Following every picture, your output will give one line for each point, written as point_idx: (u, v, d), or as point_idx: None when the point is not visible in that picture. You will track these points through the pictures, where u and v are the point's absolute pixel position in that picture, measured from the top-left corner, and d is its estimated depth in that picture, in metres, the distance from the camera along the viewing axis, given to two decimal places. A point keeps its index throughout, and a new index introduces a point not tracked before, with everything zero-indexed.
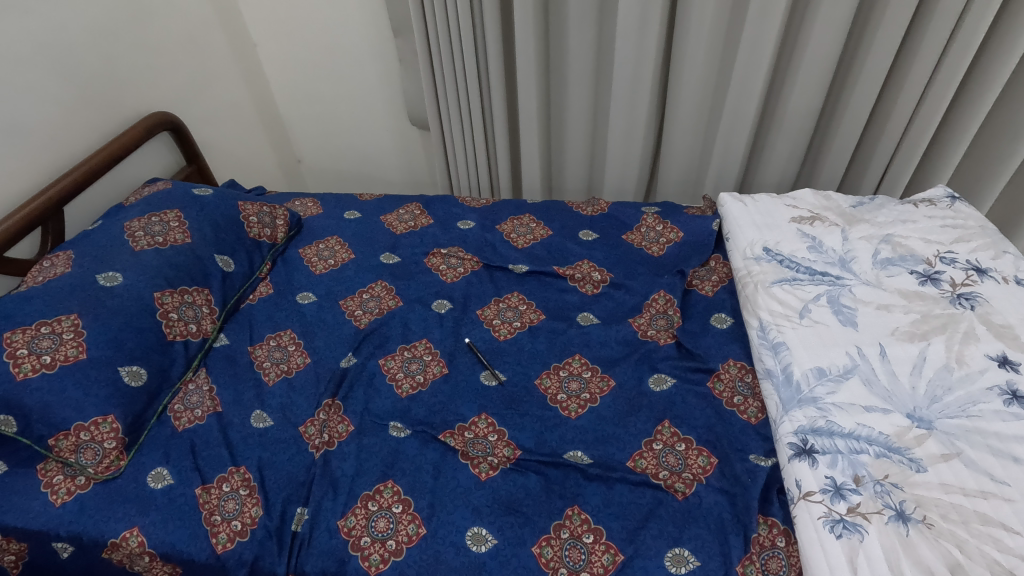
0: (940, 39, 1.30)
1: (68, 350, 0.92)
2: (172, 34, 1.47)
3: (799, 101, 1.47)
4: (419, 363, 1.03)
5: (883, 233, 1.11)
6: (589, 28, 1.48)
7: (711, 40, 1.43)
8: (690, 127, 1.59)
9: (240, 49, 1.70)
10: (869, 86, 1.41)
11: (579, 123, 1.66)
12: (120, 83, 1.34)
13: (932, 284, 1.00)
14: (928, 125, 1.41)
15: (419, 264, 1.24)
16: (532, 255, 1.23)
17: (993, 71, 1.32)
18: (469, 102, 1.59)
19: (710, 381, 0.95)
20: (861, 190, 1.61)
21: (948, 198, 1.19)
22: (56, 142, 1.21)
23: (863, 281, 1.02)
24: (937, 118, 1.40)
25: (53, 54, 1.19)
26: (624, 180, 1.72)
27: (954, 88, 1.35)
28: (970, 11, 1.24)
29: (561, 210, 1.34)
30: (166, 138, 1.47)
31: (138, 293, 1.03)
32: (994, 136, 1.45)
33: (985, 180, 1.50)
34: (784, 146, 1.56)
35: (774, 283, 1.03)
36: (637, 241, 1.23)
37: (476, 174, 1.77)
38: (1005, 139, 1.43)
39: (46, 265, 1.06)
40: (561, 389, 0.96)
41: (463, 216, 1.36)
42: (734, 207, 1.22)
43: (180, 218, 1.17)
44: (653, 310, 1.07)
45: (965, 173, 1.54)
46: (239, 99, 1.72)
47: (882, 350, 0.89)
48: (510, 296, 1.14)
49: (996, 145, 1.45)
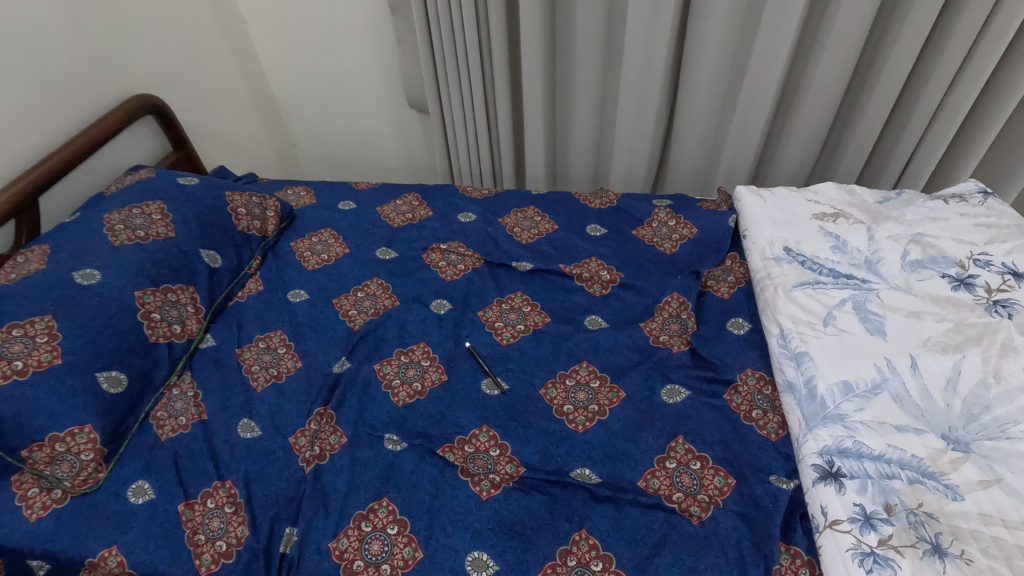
0: (976, 22, 1.21)
1: (42, 355, 0.86)
2: (157, 11, 1.39)
3: (820, 90, 1.39)
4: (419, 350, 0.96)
5: (911, 232, 1.04)
6: (598, 9, 1.39)
7: (728, 24, 1.34)
8: (704, 116, 1.51)
9: (230, 28, 1.61)
10: (895, 72, 1.33)
11: (587, 110, 1.58)
12: (100, 63, 1.26)
13: (965, 289, 0.93)
14: (958, 113, 1.32)
15: (417, 260, 1.17)
16: (536, 251, 1.17)
17: None
18: (470, 85, 1.51)
19: (727, 393, 0.89)
20: (881, 182, 1.53)
21: (979, 194, 1.12)
22: (32, 128, 1.14)
23: (890, 285, 0.96)
24: (968, 105, 1.31)
25: (27, 32, 1.11)
26: (632, 169, 1.64)
27: (988, 74, 1.26)
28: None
29: (567, 203, 1.27)
30: (151, 123, 1.39)
31: (118, 292, 0.96)
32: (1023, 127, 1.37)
33: (1010, 175, 1.43)
34: (802, 137, 1.48)
35: (795, 286, 0.97)
36: (648, 237, 1.17)
37: (478, 162, 1.70)
38: None
39: (20, 261, 0.98)
40: (568, 400, 0.90)
41: (464, 208, 1.29)
42: (752, 202, 1.15)
43: (164, 210, 1.10)
44: (666, 313, 1.00)
45: (990, 166, 1.47)
46: (228, 80, 1.63)
47: (912, 362, 0.84)
48: (513, 296, 1.07)
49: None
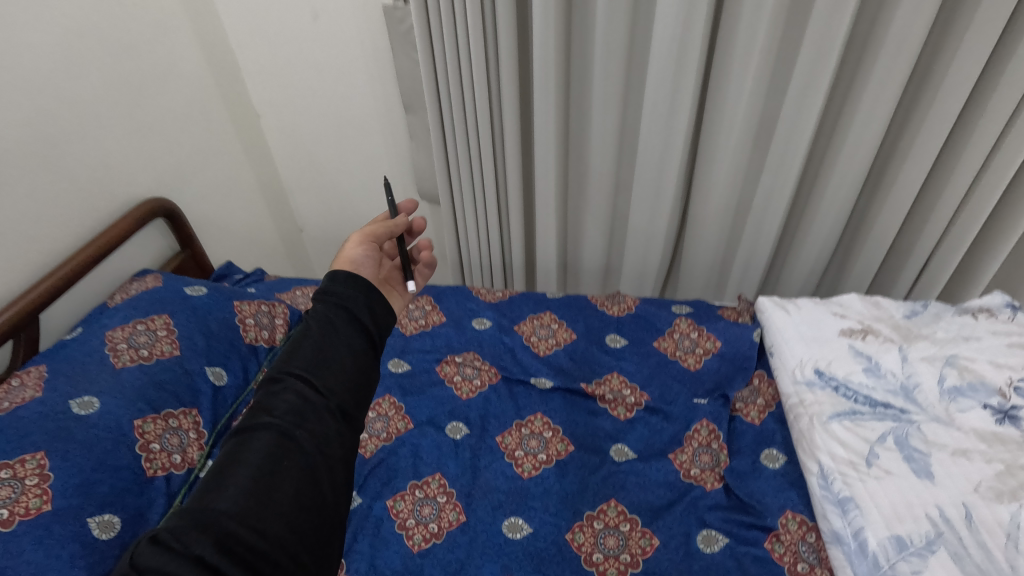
0: (1003, 115, 1.17)
1: (30, 501, 0.80)
2: (171, 112, 1.37)
3: (837, 193, 1.36)
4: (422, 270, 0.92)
5: (944, 353, 1.01)
6: (613, 108, 1.36)
7: (746, 121, 1.31)
8: (718, 213, 1.48)
9: (242, 120, 1.60)
10: (910, 182, 1.30)
11: (600, 203, 1.55)
12: (116, 168, 1.24)
13: (1011, 422, 0.90)
14: (975, 220, 1.30)
15: (431, 374, 1.12)
16: (554, 365, 1.13)
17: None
18: (483, 181, 1.51)
19: (768, 542, 0.83)
20: (897, 283, 1.49)
21: (1007, 308, 1.10)
22: (39, 240, 1.10)
23: (931, 416, 0.92)
24: (984, 214, 1.29)
25: (40, 148, 1.09)
26: (647, 262, 1.62)
27: (997, 195, 1.25)
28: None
29: (584, 309, 1.24)
30: (161, 224, 1.37)
31: (116, 423, 0.92)
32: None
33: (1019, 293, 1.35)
34: (817, 238, 1.45)
35: (831, 417, 0.92)
36: (670, 350, 1.13)
37: (489, 252, 1.68)
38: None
39: (15, 386, 0.95)
40: (597, 548, 0.84)
41: (478, 312, 1.26)
42: (776, 315, 1.11)
43: (169, 325, 1.07)
44: (695, 443, 0.96)
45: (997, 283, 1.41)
46: (238, 173, 1.61)
47: (966, 513, 0.79)
48: (532, 419, 1.02)
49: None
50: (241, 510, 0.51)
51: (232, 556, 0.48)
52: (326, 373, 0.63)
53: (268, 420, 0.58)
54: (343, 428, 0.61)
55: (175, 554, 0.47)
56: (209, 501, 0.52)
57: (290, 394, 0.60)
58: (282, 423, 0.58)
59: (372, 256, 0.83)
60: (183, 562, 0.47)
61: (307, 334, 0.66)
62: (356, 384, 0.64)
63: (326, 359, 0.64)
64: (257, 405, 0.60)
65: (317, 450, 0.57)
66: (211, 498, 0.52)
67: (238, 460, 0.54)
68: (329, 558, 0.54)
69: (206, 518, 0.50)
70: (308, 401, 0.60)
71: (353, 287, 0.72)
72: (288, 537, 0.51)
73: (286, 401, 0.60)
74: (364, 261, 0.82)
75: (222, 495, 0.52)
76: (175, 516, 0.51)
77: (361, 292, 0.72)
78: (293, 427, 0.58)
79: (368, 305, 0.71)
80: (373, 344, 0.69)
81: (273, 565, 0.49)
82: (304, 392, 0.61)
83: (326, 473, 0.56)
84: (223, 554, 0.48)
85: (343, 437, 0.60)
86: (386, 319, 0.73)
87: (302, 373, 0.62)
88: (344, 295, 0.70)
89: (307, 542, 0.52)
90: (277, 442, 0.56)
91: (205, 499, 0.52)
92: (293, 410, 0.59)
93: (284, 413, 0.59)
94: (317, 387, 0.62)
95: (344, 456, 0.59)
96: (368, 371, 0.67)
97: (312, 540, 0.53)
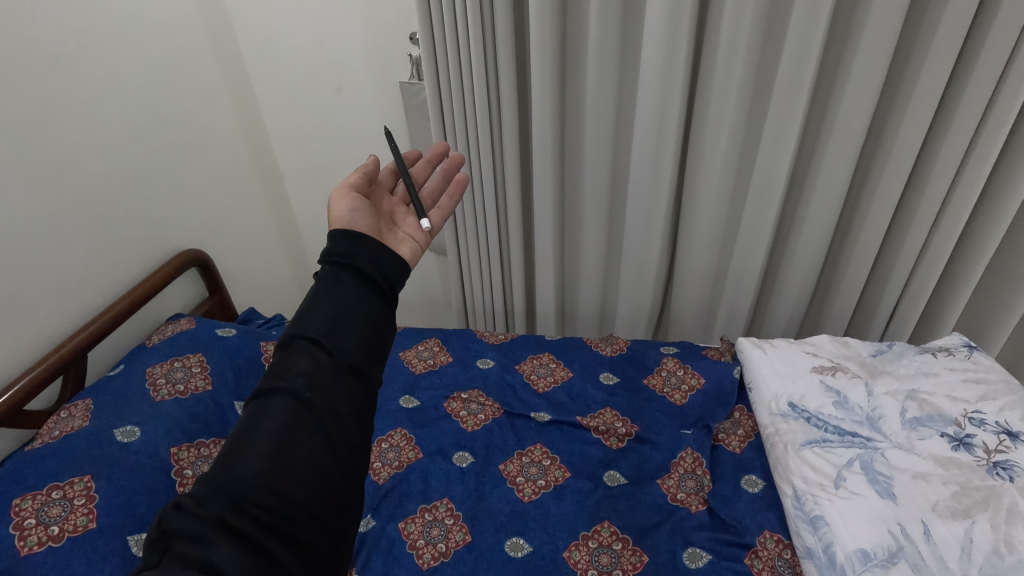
0: (943, 183, 1.27)
1: (77, 519, 0.89)
2: (207, 173, 1.52)
3: (805, 249, 1.48)
4: (444, 205, 0.90)
5: (906, 388, 1.11)
6: (603, 171, 1.51)
7: (721, 183, 1.45)
8: (702, 264, 1.61)
9: (268, 180, 1.76)
10: (869, 241, 1.41)
11: (593, 255, 1.68)
12: (158, 223, 1.39)
13: (966, 449, 0.99)
14: (928, 280, 1.38)
15: (439, 409, 1.22)
16: (552, 401, 1.23)
17: (986, 235, 1.30)
18: (487, 234, 1.65)
19: (748, 558, 0.91)
20: (867, 336, 1.57)
21: (965, 347, 1.19)
22: (89, 287, 1.24)
23: (894, 444, 1.01)
24: (936, 274, 1.37)
25: (94, 208, 1.23)
26: (638, 310, 1.74)
27: (948, 253, 1.33)
28: (974, 150, 1.21)
29: (580, 350, 1.36)
30: (193, 274, 1.51)
31: (154, 449, 1.01)
32: (989, 298, 1.41)
33: (983, 337, 1.44)
34: (792, 290, 1.57)
35: (804, 444, 1.01)
36: (658, 386, 1.24)
37: (492, 300, 1.80)
38: (1000, 301, 1.38)
39: (64, 416, 1.06)
40: (592, 565, 0.92)
41: (482, 353, 1.37)
42: (754, 354, 1.22)
43: (203, 362, 1.19)
44: (681, 470, 1.05)
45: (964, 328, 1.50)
46: (262, 227, 1.76)
47: (925, 529, 0.87)
48: (533, 449, 1.12)
49: (993, 307, 1.41)
50: (262, 480, 0.47)
51: (263, 526, 0.46)
52: (338, 332, 0.57)
53: (282, 385, 0.53)
54: (359, 388, 0.56)
55: (200, 523, 0.45)
56: (230, 467, 0.48)
57: (304, 356, 0.55)
58: (300, 386, 0.53)
59: (361, 209, 0.75)
60: (209, 532, 0.44)
61: (315, 292, 0.61)
62: (370, 343, 0.59)
63: (340, 313, 0.59)
64: (271, 368, 0.55)
65: (334, 413, 0.53)
66: (229, 469, 0.48)
67: (254, 428, 0.50)
68: (356, 520, 0.52)
69: (226, 489, 0.46)
70: (321, 363, 0.55)
71: (358, 242, 0.66)
72: (313, 503, 0.48)
73: (299, 364, 0.55)
74: (354, 217, 0.74)
75: (241, 463, 0.48)
76: (196, 484, 0.48)
77: (366, 248, 0.66)
78: (308, 392, 0.53)
79: (376, 258, 0.66)
80: (387, 297, 0.64)
81: (300, 529, 0.47)
82: (318, 355, 0.56)
83: (344, 438, 0.52)
84: (247, 524, 0.45)
85: (361, 398, 0.56)
86: (399, 271, 0.68)
87: (313, 334, 0.57)
88: (348, 250, 0.64)
89: (332, 506, 0.49)
90: (292, 409, 0.52)
91: (228, 467, 0.48)
92: (308, 372, 0.54)
93: (301, 376, 0.54)
94: (330, 348, 0.56)
95: (363, 419, 0.55)
96: (385, 327, 0.62)
97: (336, 505, 0.50)
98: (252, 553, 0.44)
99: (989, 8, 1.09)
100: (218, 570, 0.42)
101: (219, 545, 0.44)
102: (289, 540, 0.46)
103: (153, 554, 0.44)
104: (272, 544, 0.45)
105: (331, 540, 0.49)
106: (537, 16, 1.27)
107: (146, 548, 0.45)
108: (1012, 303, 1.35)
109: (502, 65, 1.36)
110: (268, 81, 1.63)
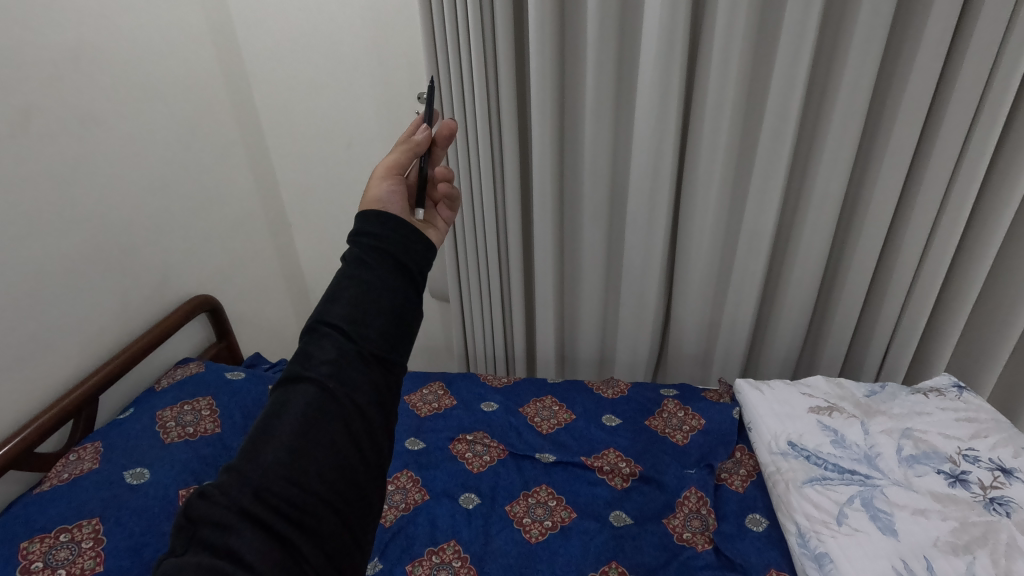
0: (922, 230, 1.34)
1: (85, 562, 0.88)
2: (220, 223, 1.58)
3: (796, 294, 1.54)
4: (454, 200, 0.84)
5: (901, 427, 1.14)
6: (601, 221, 1.58)
7: (714, 230, 1.52)
8: (697, 310, 1.66)
9: (276, 230, 1.82)
10: (857, 286, 1.47)
11: (593, 300, 1.73)
12: (171, 270, 1.43)
13: (962, 485, 1.01)
14: (917, 322, 1.44)
15: (444, 451, 1.23)
16: (556, 442, 1.25)
17: (968, 279, 1.36)
18: (489, 281, 1.70)
19: None
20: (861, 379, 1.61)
21: (955, 387, 1.23)
22: (102, 332, 1.27)
23: (892, 481, 1.03)
24: (923, 316, 1.43)
25: (112, 257, 1.28)
26: (637, 354, 1.77)
27: (933, 297, 1.39)
28: (948, 200, 1.29)
29: (582, 392, 1.38)
30: (202, 319, 1.54)
31: (164, 491, 1.01)
32: (976, 340, 1.47)
33: (974, 379, 1.48)
34: (785, 334, 1.62)
35: (805, 482, 1.04)
36: (660, 427, 1.26)
37: (494, 345, 1.84)
38: (987, 343, 1.43)
39: (73, 459, 1.07)
40: None
41: (486, 396, 1.39)
42: (752, 394, 1.25)
43: (212, 406, 1.21)
44: (686, 509, 1.07)
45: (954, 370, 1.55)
46: (270, 275, 1.80)
47: (928, 564, 0.88)
48: (538, 490, 1.13)
49: (981, 349, 1.46)
50: (281, 470, 0.48)
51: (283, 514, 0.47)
52: (364, 320, 0.55)
53: (306, 373, 0.53)
54: (383, 379, 0.55)
55: (225, 510, 0.46)
56: (254, 456, 0.49)
57: (329, 345, 0.54)
58: (323, 377, 0.52)
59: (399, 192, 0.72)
60: (232, 519, 0.46)
61: (343, 275, 0.59)
62: (397, 330, 0.57)
63: (368, 299, 0.57)
64: (297, 354, 0.55)
65: (356, 404, 0.52)
66: (253, 458, 0.49)
67: (278, 417, 0.50)
68: (375, 510, 0.52)
69: (248, 478, 0.47)
70: (346, 351, 0.54)
71: (388, 223, 0.63)
72: (331, 493, 0.49)
73: (324, 352, 0.54)
74: (391, 201, 0.70)
75: (263, 454, 0.48)
76: (222, 471, 0.49)
77: (396, 228, 0.63)
78: (331, 383, 0.52)
79: (408, 239, 0.63)
80: (418, 281, 0.62)
81: (319, 519, 0.48)
82: (342, 343, 0.54)
83: (367, 431, 0.52)
84: (267, 513, 0.46)
85: (384, 387, 0.55)
86: (429, 251, 0.65)
87: (337, 321, 0.55)
88: (378, 232, 0.62)
89: (352, 497, 0.50)
90: (314, 399, 0.51)
91: (251, 457, 0.49)
92: (334, 361, 0.53)
93: (326, 365, 0.53)
94: (355, 337, 0.55)
95: (385, 411, 0.54)
96: (413, 313, 0.60)
97: (355, 496, 0.50)
98: (272, 541, 0.46)
99: (950, 73, 1.20)
100: (240, 556, 0.44)
101: (241, 532, 0.45)
102: (308, 530, 0.47)
103: (182, 538, 0.46)
104: (291, 533, 0.46)
105: (349, 530, 0.49)
106: (538, 78, 1.37)
107: (176, 531, 0.47)
108: (998, 344, 1.40)
109: (504, 121, 1.45)
110: (282, 137, 1.72)
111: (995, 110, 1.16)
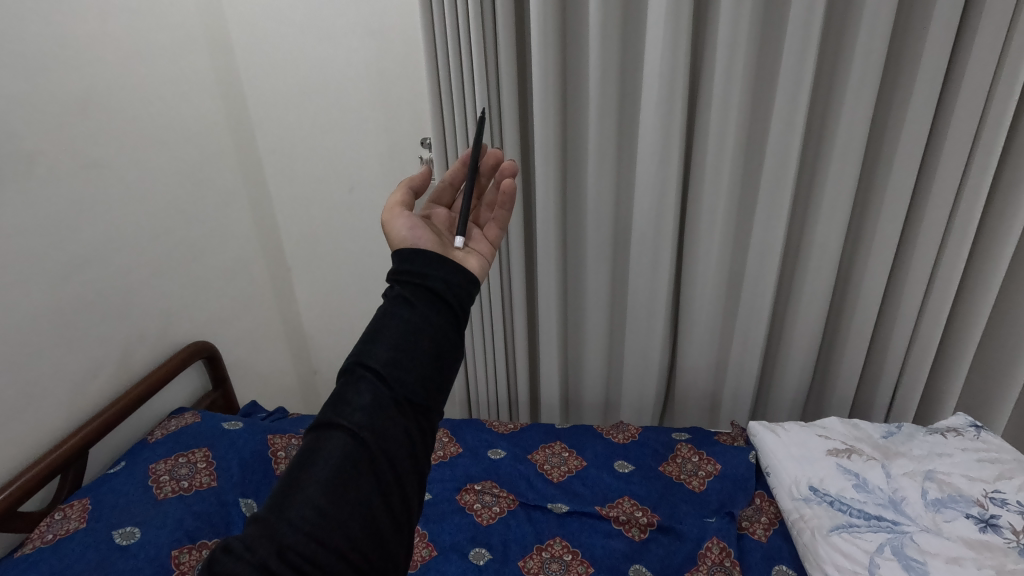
0: (926, 267, 1.35)
1: None
2: (220, 267, 1.56)
3: (802, 334, 1.53)
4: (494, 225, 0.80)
5: (923, 469, 1.11)
6: (604, 263, 1.58)
7: (719, 269, 1.51)
8: (703, 351, 1.64)
9: (276, 274, 1.79)
10: (863, 325, 1.47)
11: (597, 342, 1.70)
12: (168, 316, 1.40)
13: (993, 530, 0.97)
14: (925, 360, 1.43)
15: (451, 502, 1.17)
16: (568, 491, 1.20)
17: (973, 315, 1.36)
18: (492, 323, 1.67)
19: None
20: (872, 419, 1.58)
21: (972, 427, 1.20)
22: (95, 382, 1.22)
23: (921, 527, 0.99)
24: (931, 354, 1.42)
25: (109, 304, 1.24)
26: (643, 396, 1.73)
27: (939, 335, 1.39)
28: (949, 239, 1.30)
29: (592, 438, 1.34)
30: (198, 367, 1.49)
31: (155, 551, 0.94)
32: (986, 377, 1.45)
33: (987, 417, 1.46)
34: (792, 374, 1.60)
35: (832, 530, 1.00)
36: (675, 473, 1.22)
37: (496, 390, 1.80)
38: (996, 380, 1.42)
39: (58, 517, 1.00)
40: None
41: (493, 443, 1.34)
42: (769, 437, 1.22)
43: (208, 458, 1.16)
44: (709, 561, 1.02)
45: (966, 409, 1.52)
46: (267, 320, 1.76)
47: None
48: (552, 542, 1.08)
49: (991, 386, 1.44)
50: (310, 527, 0.44)
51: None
52: (403, 363, 0.53)
53: (339, 420, 0.50)
54: (417, 429, 0.52)
55: (247, 569, 0.43)
56: (281, 509, 0.45)
57: (365, 390, 0.51)
58: (357, 424, 0.49)
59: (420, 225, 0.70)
60: None
61: (382, 314, 0.57)
62: (434, 376, 0.55)
63: (407, 339, 0.54)
64: (331, 398, 0.52)
65: (390, 456, 0.49)
66: (280, 513, 0.45)
67: (309, 467, 0.47)
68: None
69: (274, 535, 0.44)
70: (381, 398, 0.51)
71: (427, 260, 0.62)
72: (360, 557, 0.45)
73: (359, 396, 0.51)
74: (415, 234, 0.69)
75: (292, 508, 0.45)
76: (247, 525, 0.46)
77: (436, 265, 0.62)
78: (366, 431, 0.49)
79: (446, 278, 0.61)
80: (458, 322, 0.60)
81: None
82: (378, 388, 0.52)
83: (399, 486, 0.49)
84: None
85: (418, 438, 0.52)
86: (469, 286, 0.63)
87: (374, 363, 0.53)
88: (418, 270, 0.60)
89: (380, 561, 0.46)
90: (347, 449, 0.48)
91: (278, 511, 0.45)
92: (369, 407, 0.50)
93: (360, 411, 0.50)
94: (392, 382, 0.52)
95: (418, 466, 0.51)
96: (452, 357, 0.57)
97: (383, 560, 0.47)
98: None
99: (944, 116, 1.23)
100: None
101: None
102: None
103: None
104: None
105: None
106: (542, 123, 1.40)
107: None
108: (1008, 382, 1.39)
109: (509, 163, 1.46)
110: (285, 181, 1.72)
111: (990, 151, 1.19)
